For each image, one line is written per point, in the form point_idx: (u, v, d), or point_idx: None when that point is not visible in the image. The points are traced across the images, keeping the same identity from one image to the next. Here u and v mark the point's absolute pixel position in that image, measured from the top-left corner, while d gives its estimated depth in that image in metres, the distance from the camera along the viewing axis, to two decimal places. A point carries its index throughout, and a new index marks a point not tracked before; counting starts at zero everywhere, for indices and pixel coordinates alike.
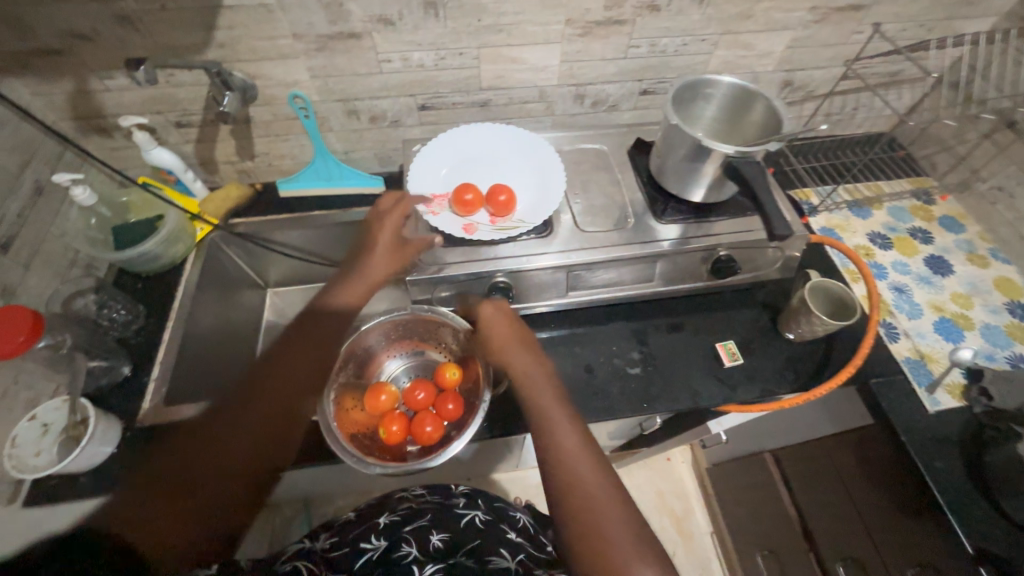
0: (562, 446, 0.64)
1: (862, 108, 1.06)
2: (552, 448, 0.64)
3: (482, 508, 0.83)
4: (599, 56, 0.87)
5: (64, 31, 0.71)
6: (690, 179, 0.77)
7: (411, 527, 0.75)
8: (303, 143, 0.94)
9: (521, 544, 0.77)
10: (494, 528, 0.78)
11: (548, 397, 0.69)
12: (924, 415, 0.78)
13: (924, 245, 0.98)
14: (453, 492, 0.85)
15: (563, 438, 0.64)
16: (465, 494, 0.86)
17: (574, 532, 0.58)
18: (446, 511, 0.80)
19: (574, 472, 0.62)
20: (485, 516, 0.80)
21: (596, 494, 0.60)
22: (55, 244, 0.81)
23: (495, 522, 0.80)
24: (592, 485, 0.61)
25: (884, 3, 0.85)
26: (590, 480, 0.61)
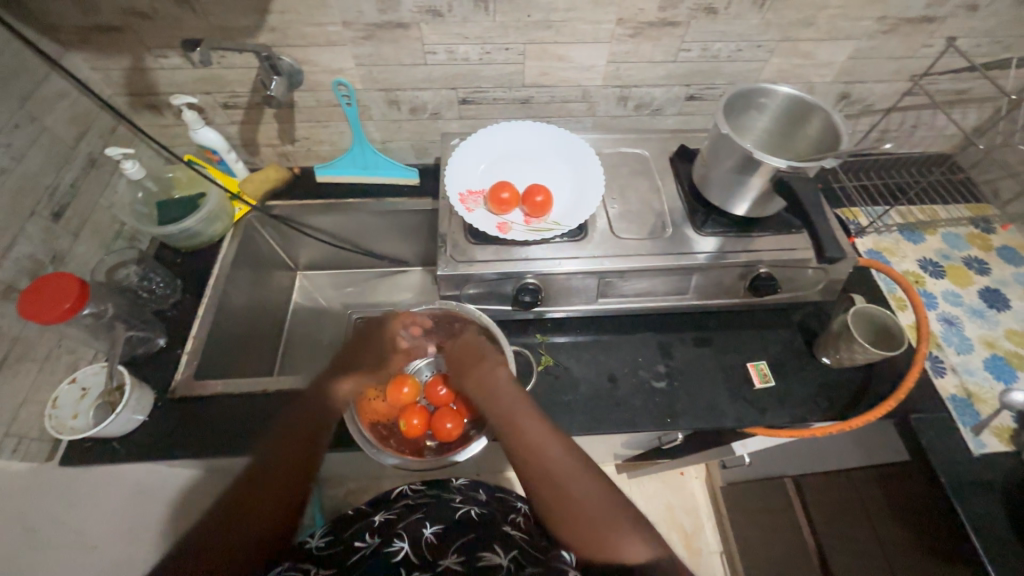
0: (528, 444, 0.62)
1: (922, 127, 1.00)
2: (520, 447, 0.63)
3: (478, 503, 0.81)
4: (648, 58, 0.85)
5: (126, 9, 0.73)
6: (735, 191, 0.74)
7: (405, 523, 0.76)
8: (343, 130, 0.95)
9: (518, 537, 0.73)
10: (489, 523, 0.75)
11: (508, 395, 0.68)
12: (965, 457, 0.74)
13: (980, 276, 0.92)
14: (450, 486, 0.84)
15: (526, 435, 0.63)
16: (464, 487, 0.85)
17: (564, 524, 0.58)
18: (442, 506, 0.79)
19: (546, 468, 0.61)
20: (481, 511, 0.78)
21: (570, 482, 0.60)
22: (104, 216, 0.84)
23: (491, 516, 0.78)
24: (564, 475, 0.60)
25: (960, 16, 0.80)
26: (565, 471, 0.60)
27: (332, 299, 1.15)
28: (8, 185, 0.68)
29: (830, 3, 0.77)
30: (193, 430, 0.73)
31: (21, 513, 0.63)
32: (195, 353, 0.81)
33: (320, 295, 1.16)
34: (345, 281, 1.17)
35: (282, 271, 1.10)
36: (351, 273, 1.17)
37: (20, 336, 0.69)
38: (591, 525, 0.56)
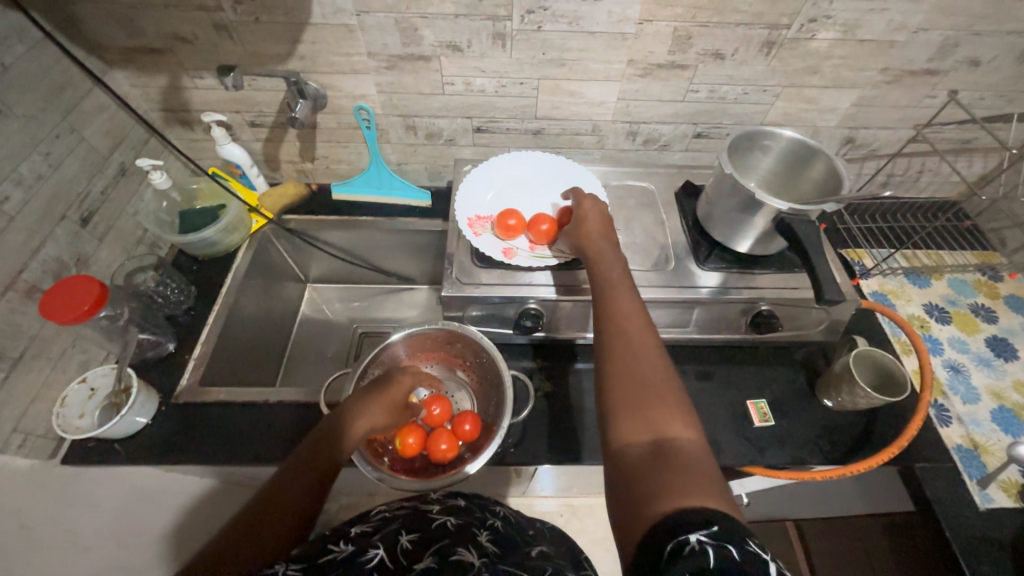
0: (620, 313, 0.57)
1: (928, 173, 1.02)
2: (605, 313, 0.57)
3: (456, 515, 0.75)
4: (657, 97, 0.88)
5: (168, 33, 0.78)
6: (738, 229, 0.75)
7: (380, 534, 0.69)
8: (361, 151, 0.99)
9: (492, 547, 0.68)
10: (465, 531, 0.71)
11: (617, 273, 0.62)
12: (971, 510, 0.72)
13: (987, 324, 0.91)
14: (428, 497, 0.79)
15: (622, 301, 0.58)
16: (442, 500, 0.80)
17: (615, 391, 0.49)
18: (419, 517, 0.73)
19: (624, 336, 0.54)
20: (457, 521, 0.73)
21: (641, 348, 0.52)
22: (128, 222, 0.88)
23: (469, 526, 0.72)
24: (643, 342, 0.53)
25: (963, 70, 0.82)
26: (640, 348, 0.53)
27: (339, 312, 1.17)
28: (43, 190, 0.72)
29: (835, 53, 0.80)
30: (195, 436, 0.75)
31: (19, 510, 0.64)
32: (202, 359, 0.83)
33: (328, 307, 1.18)
34: (353, 295, 1.19)
35: (293, 283, 1.13)
36: (360, 288, 1.19)
37: (39, 334, 0.71)
38: (644, 401, 0.47)
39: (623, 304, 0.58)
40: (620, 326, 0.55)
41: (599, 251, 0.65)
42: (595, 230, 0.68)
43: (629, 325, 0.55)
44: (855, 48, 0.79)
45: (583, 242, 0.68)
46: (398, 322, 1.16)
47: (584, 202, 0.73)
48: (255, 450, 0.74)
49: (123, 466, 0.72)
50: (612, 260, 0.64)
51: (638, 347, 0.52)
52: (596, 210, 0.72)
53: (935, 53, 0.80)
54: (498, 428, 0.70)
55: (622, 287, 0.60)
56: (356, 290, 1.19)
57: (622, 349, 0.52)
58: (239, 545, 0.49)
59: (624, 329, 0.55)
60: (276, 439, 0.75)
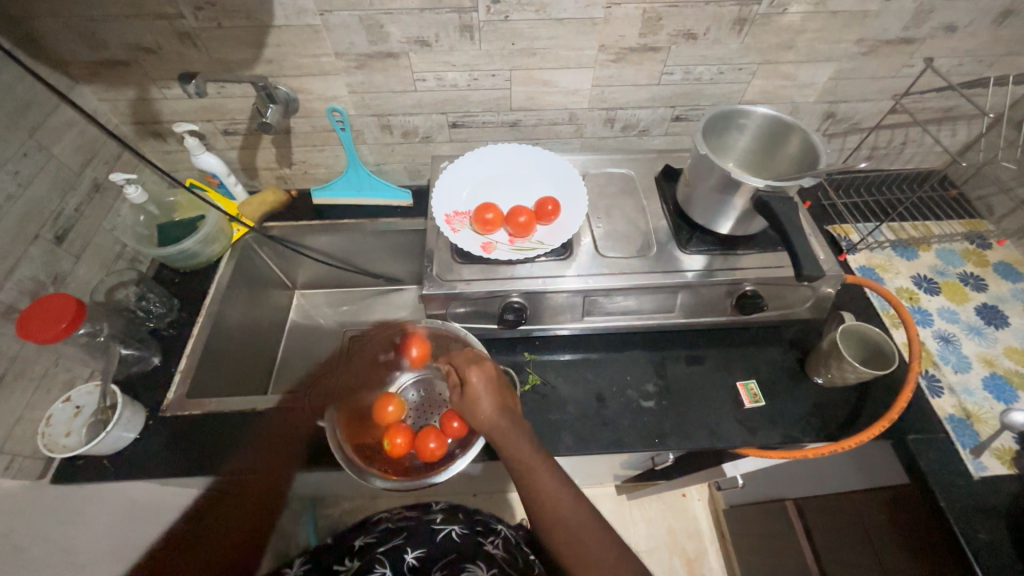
0: (547, 504, 0.58)
1: (911, 143, 1.01)
2: (532, 499, 0.58)
3: (459, 522, 0.79)
4: (632, 81, 0.87)
5: (132, 45, 0.77)
6: (718, 210, 0.75)
7: (385, 548, 0.73)
8: (338, 154, 0.98)
9: (497, 556, 0.73)
10: (471, 541, 0.75)
11: (524, 445, 0.62)
12: (967, 479, 0.72)
13: (976, 292, 0.91)
14: (431, 507, 0.83)
15: (542, 481, 0.59)
16: (444, 509, 0.84)
17: None
18: (423, 528, 0.77)
19: (554, 515, 0.57)
20: (462, 530, 0.77)
21: (578, 527, 0.56)
22: (105, 238, 0.87)
23: (472, 535, 0.76)
24: (577, 516, 0.57)
25: (940, 37, 0.81)
26: (580, 526, 0.56)
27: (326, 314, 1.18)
28: (15, 210, 0.72)
29: (808, 27, 0.79)
30: (184, 448, 0.74)
31: (9, 532, 0.63)
32: (187, 372, 0.83)
33: (318, 313, 1.17)
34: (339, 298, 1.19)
35: (279, 290, 1.12)
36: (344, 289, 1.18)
37: (19, 355, 0.71)
38: None
39: (546, 483, 0.59)
40: (552, 511, 0.57)
41: (502, 428, 0.64)
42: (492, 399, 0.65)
43: (568, 515, 0.57)
44: (828, 20, 0.78)
45: (484, 427, 0.65)
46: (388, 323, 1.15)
47: (467, 378, 0.67)
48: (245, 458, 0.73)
49: (112, 482, 0.72)
50: (517, 436, 0.63)
51: (576, 529, 0.56)
52: (483, 380, 0.67)
53: (910, 20, 0.79)
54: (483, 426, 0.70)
55: (541, 469, 0.60)
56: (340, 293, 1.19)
57: (571, 550, 0.55)
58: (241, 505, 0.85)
59: (557, 513, 0.57)
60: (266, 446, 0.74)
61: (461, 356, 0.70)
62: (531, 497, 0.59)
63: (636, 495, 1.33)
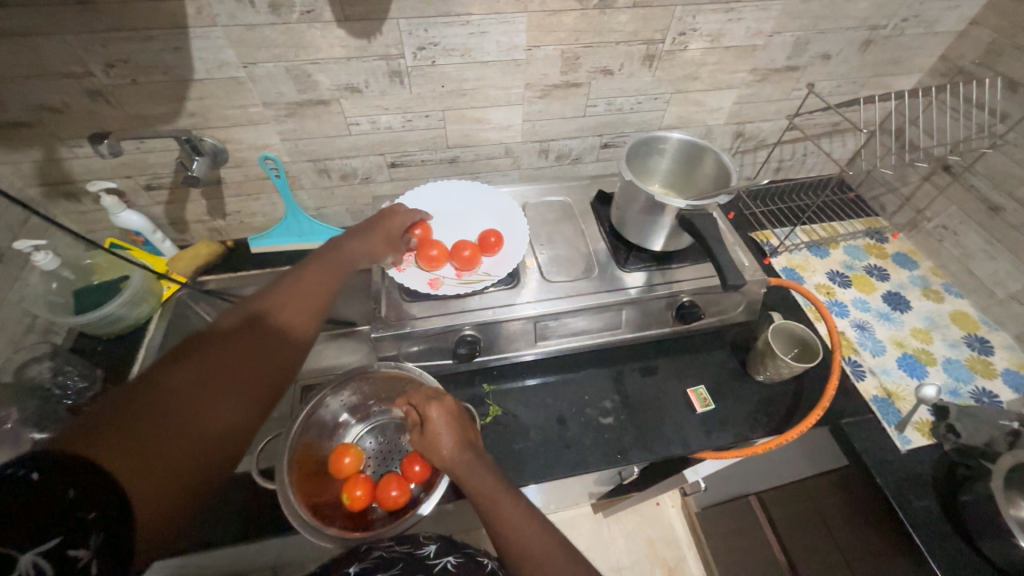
0: (512, 537, 0.56)
1: (810, 155, 1.13)
2: (500, 535, 0.57)
3: (454, 554, 0.75)
4: (559, 115, 0.92)
5: (35, 105, 0.72)
6: (649, 230, 0.80)
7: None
8: (275, 201, 0.96)
9: None
10: (468, 572, 0.71)
11: (487, 479, 0.61)
12: (896, 454, 0.79)
13: (881, 282, 1.02)
14: (420, 539, 0.78)
15: (507, 514, 0.58)
16: (434, 539, 0.79)
17: None
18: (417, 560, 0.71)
19: (522, 548, 0.55)
20: (458, 561, 0.73)
21: (547, 557, 0.55)
22: (12, 310, 0.79)
23: (471, 564, 0.73)
24: (543, 545, 0.56)
25: (819, 63, 0.93)
26: (550, 556, 0.55)
27: (307, 293, 0.60)
28: None
29: (709, 60, 0.88)
30: None
31: None
32: None
33: None
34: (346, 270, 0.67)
35: None
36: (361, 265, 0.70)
37: None
38: None
39: (511, 515, 0.58)
40: (519, 543, 0.56)
41: (466, 461, 0.63)
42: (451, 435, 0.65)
43: (535, 546, 0.55)
44: (724, 54, 0.88)
45: (446, 467, 0.64)
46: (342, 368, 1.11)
47: (426, 415, 0.67)
48: (188, 537, 0.68)
49: None
50: (480, 471, 0.62)
51: (544, 560, 0.54)
52: (444, 416, 0.66)
53: (792, 51, 0.90)
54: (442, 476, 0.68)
55: (505, 501, 0.59)
56: (331, 260, 0.66)
57: None
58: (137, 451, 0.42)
59: (525, 545, 0.56)
60: (212, 521, 0.69)
61: (419, 393, 0.69)
62: (498, 533, 0.58)
63: (612, 511, 1.33)
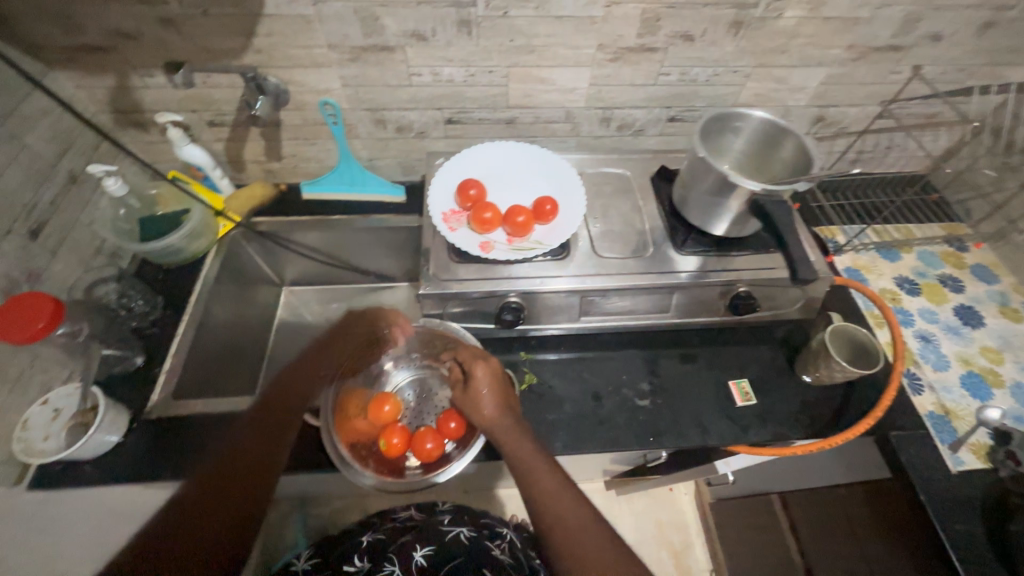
0: (545, 504, 0.58)
1: (895, 148, 1.04)
2: (533, 498, 0.59)
3: (467, 525, 0.83)
4: (628, 81, 0.87)
5: (111, 30, 0.73)
6: (713, 212, 0.75)
7: (396, 545, 0.77)
8: (329, 148, 0.96)
9: (503, 559, 0.77)
10: (478, 543, 0.79)
11: (525, 444, 0.63)
12: (944, 474, 0.75)
13: (955, 294, 0.94)
14: (437, 510, 0.88)
15: (543, 480, 0.59)
16: (449, 511, 0.88)
17: None
18: (431, 529, 0.81)
19: (555, 515, 0.57)
20: (470, 533, 0.81)
21: (580, 527, 0.56)
22: (84, 232, 0.84)
23: (480, 537, 0.80)
24: (576, 516, 0.57)
25: (926, 45, 0.83)
26: (582, 527, 0.56)
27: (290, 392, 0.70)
28: None
29: (802, 31, 0.80)
30: (167, 454, 0.72)
31: None
32: (172, 372, 0.80)
33: (306, 310, 1.15)
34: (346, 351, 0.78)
35: (267, 287, 1.10)
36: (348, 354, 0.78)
37: None
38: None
39: (546, 482, 0.59)
40: (554, 510, 0.57)
41: (506, 425, 0.65)
42: (493, 398, 0.67)
43: (569, 516, 0.57)
44: (821, 26, 0.79)
45: (485, 426, 0.66)
46: None
47: (472, 372, 0.69)
48: None
49: (98, 487, 0.69)
50: (519, 436, 0.64)
51: (578, 530, 0.56)
52: (489, 380, 0.68)
53: (898, 28, 0.81)
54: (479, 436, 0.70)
55: (542, 468, 0.60)
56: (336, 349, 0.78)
57: (572, 553, 0.54)
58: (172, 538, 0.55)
59: (560, 514, 0.57)
60: None
61: (466, 352, 0.71)
62: (532, 497, 0.59)
63: (626, 490, 1.35)
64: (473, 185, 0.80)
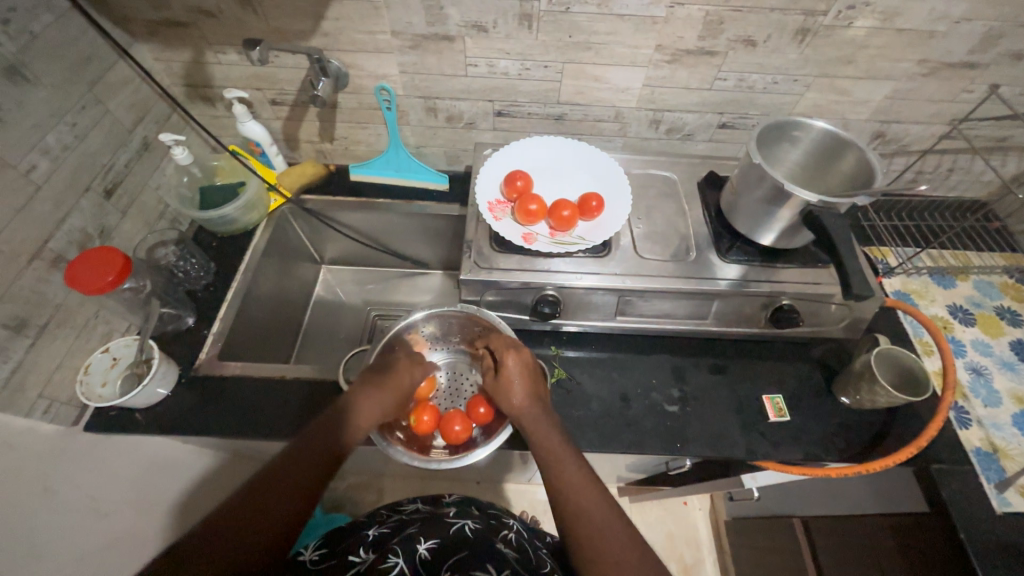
0: (571, 496, 0.58)
1: (959, 171, 0.99)
2: (557, 489, 0.59)
3: (473, 518, 0.82)
4: (683, 84, 0.86)
5: (193, 7, 0.78)
6: (763, 221, 0.74)
7: (400, 537, 0.76)
8: (380, 133, 0.99)
9: (509, 552, 0.75)
10: (483, 536, 0.77)
11: (552, 435, 0.64)
12: (986, 513, 0.71)
13: (1013, 327, 0.90)
14: (443, 503, 0.87)
15: (567, 471, 0.60)
16: (455, 504, 0.87)
17: None
18: (436, 521, 0.80)
19: (577, 508, 0.57)
20: (475, 525, 0.80)
21: (602, 522, 0.56)
22: (150, 196, 0.89)
23: (485, 530, 0.79)
24: (599, 512, 0.56)
25: (1006, 64, 0.79)
26: (605, 523, 0.56)
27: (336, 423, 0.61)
28: (69, 160, 0.73)
29: (871, 43, 0.78)
30: (211, 411, 0.75)
31: (44, 473, 0.65)
32: (219, 335, 0.84)
33: (342, 289, 1.18)
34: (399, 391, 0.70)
35: (309, 264, 1.14)
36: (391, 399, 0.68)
37: (63, 304, 0.72)
38: None
39: (570, 474, 0.60)
40: (577, 503, 0.57)
41: (535, 414, 0.66)
42: (521, 388, 0.67)
43: (592, 511, 0.56)
44: (893, 38, 0.77)
45: (514, 415, 0.67)
46: (412, 306, 1.16)
47: (504, 362, 0.69)
48: (269, 424, 0.74)
49: (146, 435, 0.73)
50: (546, 427, 0.65)
51: (602, 525, 0.55)
52: (521, 368, 0.68)
53: (976, 44, 0.77)
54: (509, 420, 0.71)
55: (566, 459, 0.61)
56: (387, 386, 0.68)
57: (593, 548, 0.54)
58: (219, 542, 0.49)
59: (582, 507, 0.57)
60: (291, 414, 0.76)
61: (498, 341, 0.72)
62: (556, 487, 0.59)
63: (639, 498, 1.34)
64: (520, 176, 0.80)
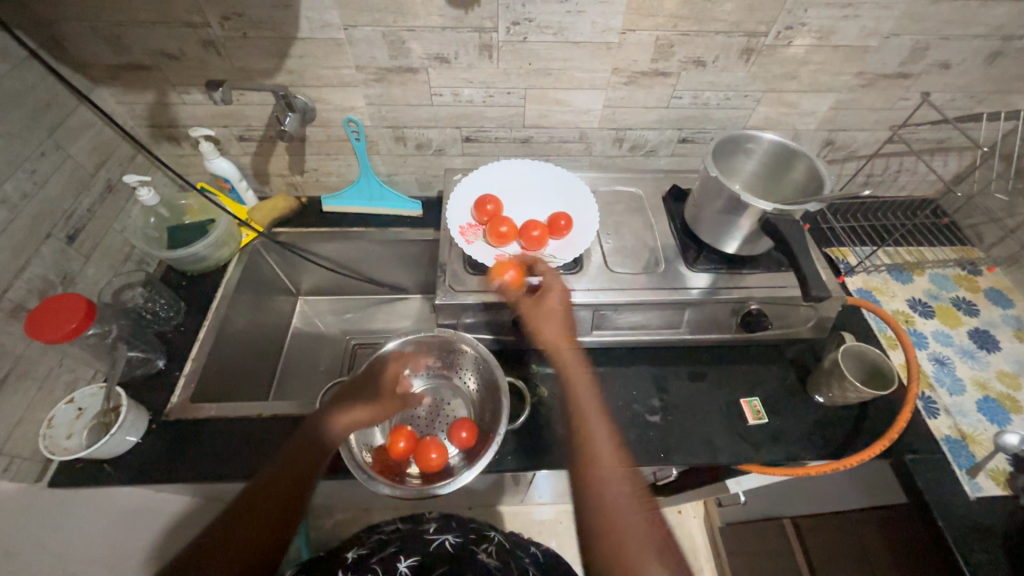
0: (597, 455, 0.63)
1: (906, 172, 1.05)
2: (588, 450, 0.64)
3: (453, 532, 0.81)
4: (641, 104, 0.90)
5: (155, 50, 0.78)
6: (725, 230, 0.77)
7: (380, 557, 0.75)
8: (350, 163, 1.00)
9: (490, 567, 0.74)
10: (463, 552, 0.77)
11: (590, 403, 0.69)
12: (962, 500, 0.73)
13: (969, 317, 0.94)
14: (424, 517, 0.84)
15: (600, 439, 0.65)
16: (436, 517, 0.85)
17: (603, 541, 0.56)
18: (416, 538, 0.79)
19: (601, 471, 0.62)
20: (456, 541, 0.79)
21: (618, 487, 0.61)
22: (116, 238, 0.87)
23: (466, 545, 0.78)
24: (618, 480, 0.61)
25: (935, 73, 0.86)
26: (621, 489, 0.61)
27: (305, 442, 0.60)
28: (29, 208, 0.71)
29: (812, 59, 0.83)
30: (183, 454, 0.73)
31: (4, 535, 0.62)
32: (192, 376, 0.82)
33: (319, 320, 1.17)
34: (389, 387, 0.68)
35: (284, 296, 1.12)
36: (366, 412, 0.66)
37: (24, 355, 0.70)
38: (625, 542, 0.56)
39: (601, 441, 0.65)
40: (603, 467, 0.62)
41: (576, 379, 0.72)
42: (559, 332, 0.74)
43: (613, 476, 0.61)
44: (830, 54, 0.82)
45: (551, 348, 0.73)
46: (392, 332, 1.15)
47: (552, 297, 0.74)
48: (245, 465, 0.72)
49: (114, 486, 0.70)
50: (585, 392, 0.70)
51: (617, 489, 0.60)
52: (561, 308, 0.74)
53: (906, 57, 0.83)
54: (497, 435, 0.70)
55: (600, 427, 0.66)
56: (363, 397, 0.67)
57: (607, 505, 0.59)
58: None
59: (604, 472, 0.62)
60: (268, 453, 0.73)
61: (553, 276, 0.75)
62: (587, 448, 0.64)
63: None
64: (488, 199, 0.82)
